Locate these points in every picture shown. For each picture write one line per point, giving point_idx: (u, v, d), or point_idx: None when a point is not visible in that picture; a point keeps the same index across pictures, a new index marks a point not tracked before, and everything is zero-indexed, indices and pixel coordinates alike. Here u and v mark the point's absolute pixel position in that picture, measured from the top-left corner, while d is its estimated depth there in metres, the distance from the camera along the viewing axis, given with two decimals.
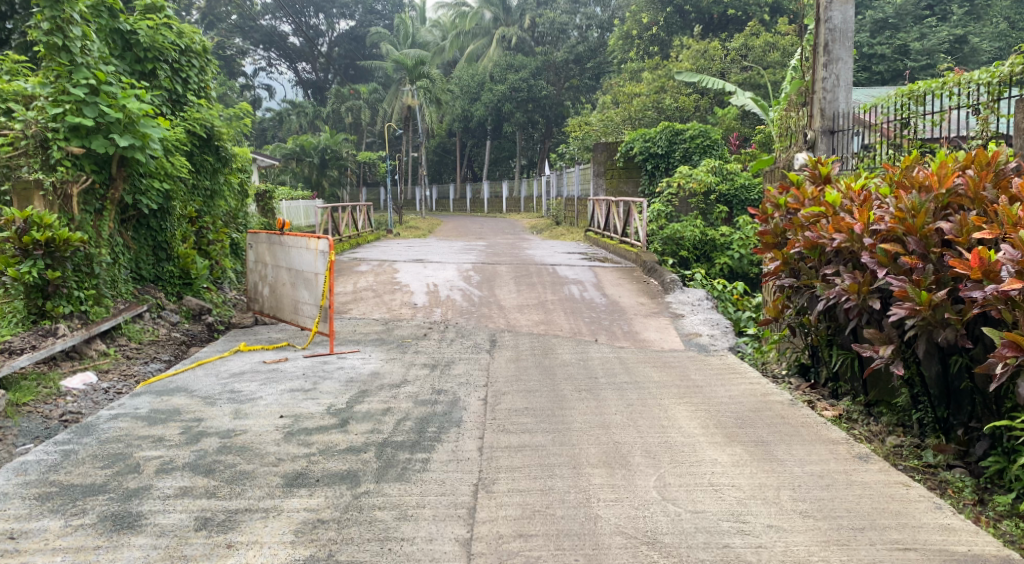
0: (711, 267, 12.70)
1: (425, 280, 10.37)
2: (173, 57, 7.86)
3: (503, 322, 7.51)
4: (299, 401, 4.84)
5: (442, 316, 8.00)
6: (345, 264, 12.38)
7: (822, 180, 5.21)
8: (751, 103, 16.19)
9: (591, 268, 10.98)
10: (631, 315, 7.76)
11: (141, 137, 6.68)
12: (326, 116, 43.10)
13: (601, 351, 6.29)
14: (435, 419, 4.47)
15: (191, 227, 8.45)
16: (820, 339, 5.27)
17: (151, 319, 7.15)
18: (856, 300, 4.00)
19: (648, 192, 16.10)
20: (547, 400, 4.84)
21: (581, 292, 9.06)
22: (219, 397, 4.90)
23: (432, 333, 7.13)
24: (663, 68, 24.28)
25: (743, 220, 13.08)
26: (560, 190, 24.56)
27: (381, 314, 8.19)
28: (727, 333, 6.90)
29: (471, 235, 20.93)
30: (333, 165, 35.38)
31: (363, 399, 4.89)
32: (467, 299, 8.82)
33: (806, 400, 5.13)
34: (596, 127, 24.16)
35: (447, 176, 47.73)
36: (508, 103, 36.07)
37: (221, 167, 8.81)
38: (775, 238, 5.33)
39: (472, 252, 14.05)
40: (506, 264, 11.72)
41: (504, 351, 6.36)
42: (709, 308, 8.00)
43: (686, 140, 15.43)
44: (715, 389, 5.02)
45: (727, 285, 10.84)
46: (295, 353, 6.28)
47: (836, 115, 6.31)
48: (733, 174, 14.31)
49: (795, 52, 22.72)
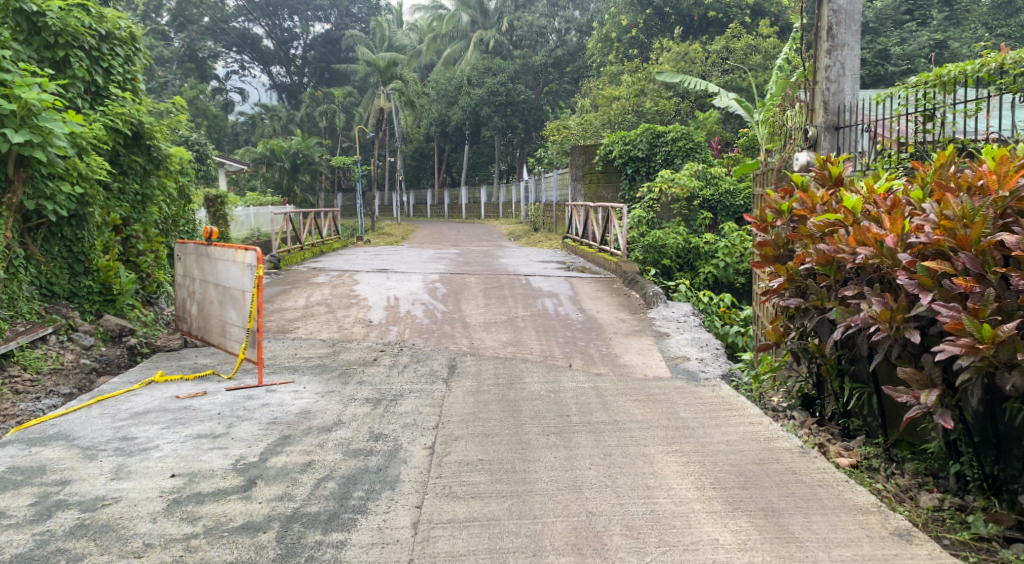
0: (694, 277, 11.98)
1: (386, 293, 9.51)
2: (92, 42, 6.90)
3: (466, 344, 6.65)
4: (201, 452, 3.92)
5: (397, 336, 7.11)
6: (302, 275, 11.45)
7: (832, 182, 4.42)
8: (735, 105, 15.44)
9: (567, 278, 10.17)
10: (610, 335, 6.92)
11: (42, 132, 5.76)
12: (300, 119, 42.00)
13: (575, 381, 5.42)
14: (364, 478, 3.61)
15: (115, 235, 7.54)
16: (830, 368, 4.56)
17: (57, 343, 6.15)
18: (888, 331, 3.20)
19: (628, 198, 15.33)
20: (507, 449, 3.99)
21: (556, 307, 8.23)
22: (104, 447, 3.96)
23: (383, 358, 6.24)
24: (642, 71, 23.59)
25: (728, 228, 12.35)
26: (538, 195, 23.77)
27: (329, 335, 7.28)
28: (717, 356, 6.09)
29: (446, 242, 20.03)
30: (305, 169, 34.38)
31: (282, 449, 4.02)
32: (429, 315, 7.95)
33: (815, 445, 4.35)
34: (575, 130, 23.39)
35: (426, 181, 46.72)
36: (486, 107, 35.25)
37: (154, 168, 7.86)
38: (776, 251, 4.57)
39: (441, 261, 13.16)
40: (476, 274, 10.87)
41: (463, 380, 5.49)
42: (695, 326, 7.21)
43: (668, 143, 14.76)
44: (709, 432, 4.19)
45: (714, 297, 10.15)
46: (216, 386, 5.35)
47: (842, 108, 5.61)
48: (717, 178, 13.57)
49: (777, 55, 22.17)
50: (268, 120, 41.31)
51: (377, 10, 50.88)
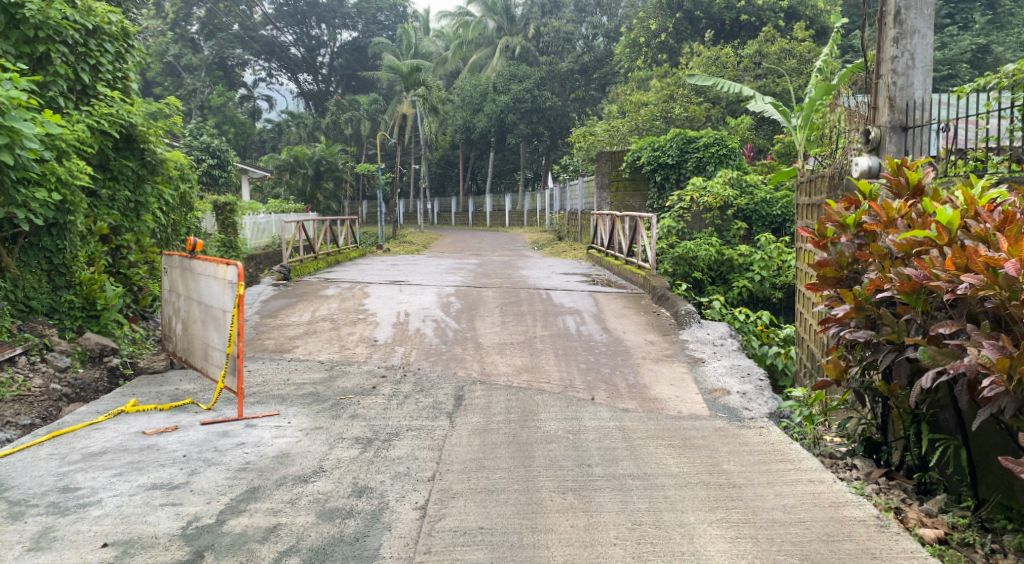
0: (726, 291, 11.18)
1: (396, 307, 8.87)
2: (77, 36, 6.40)
3: (477, 369, 5.98)
4: (149, 511, 3.28)
5: (402, 358, 6.45)
6: (312, 287, 10.87)
7: (911, 192, 3.68)
8: (771, 109, 14.57)
9: (591, 293, 9.45)
10: (638, 361, 6.19)
11: (12, 134, 5.19)
12: (326, 127, 41.79)
13: (598, 419, 4.69)
14: (336, 552, 2.95)
15: (103, 246, 7.05)
16: (903, 412, 3.83)
17: (28, 365, 5.57)
18: (1006, 385, 2.49)
19: (656, 206, 14.58)
20: (515, 514, 3.30)
21: (578, 326, 7.52)
22: (37, 502, 3.34)
23: (383, 386, 5.57)
24: (672, 76, 22.80)
25: (765, 239, 11.54)
26: (563, 204, 23.02)
27: (329, 356, 6.65)
28: (762, 390, 5.31)
29: (468, 252, 19.37)
30: (329, 176, 34.06)
31: (247, 506, 3.36)
32: (439, 334, 7.30)
33: (889, 509, 3.57)
34: (601, 136, 22.63)
35: (450, 189, 46.28)
36: (511, 114, 34.66)
37: (147, 174, 7.35)
38: (839, 272, 3.88)
39: (459, 273, 12.50)
40: (494, 287, 10.20)
41: (470, 416, 4.81)
42: (734, 351, 6.44)
43: (699, 149, 13.96)
44: (760, 493, 3.48)
45: (751, 315, 9.42)
46: (191, 419, 4.73)
47: (910, 105, 4.90)
48: (753, 186, 12.87)
49: (813, 59, 21.24)
50: (295, 128, 41.14)
51: (404, 18, 50.65)
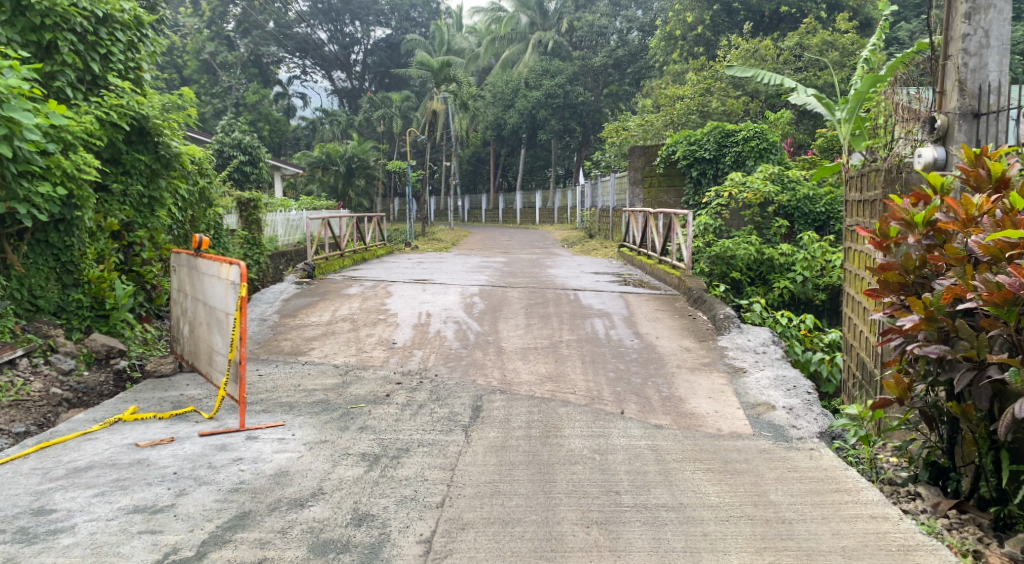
0: (766, 292, 10.63)
1: (418, 308, 8.53)
2: (86, 24, 6.19)
3: (498, 376, 5.60)
4: (124, 540, 2.95)
5: (420, 363, 6.09)
6: (335, 285, 10.61)
7: (993, 186, 3.20)
8: (813, 101, 13.88)
9: (622, 295, 8.99)
10: (673, 369, 5.74)
11: (10, 125, 4.94)
12: (359, 124, 41.81)
13: (628, 437, 4.27)
14: None
15: (114, 242, 6.82)
16: (978, 438, 3.36)
17: (29, 368, 5.34)
18: None
19: (692, 203, 14.02)
20: (531, 553, 2.89)
21: (608, 329, 7.09)
22: (5, 528, 3.04)
23: (397, 394, 5.21)
24: (709, 69, 22.13)
25: (807, 238, 10.95)
26: (594, 201, 22.53)
27: (344, 359, 6.32)
28: (810, 404, 4.82)
29: (498, 249, 19.00)
30: (360, 173, 33.94)
31: (233, 536, 3.01)
32: (461, 337, 6.93)
33: (968, 554, 3.07)
34: (635, 132, 22.04)
35: (482, 186, 45.96)
36: (544, 110, 34.17)
37: (162, 168, 7.12)
38: (904, 277, 3.45)
39: (486, 271, 12.12)
40: (521, 287, 9.80)
41: (488, 429, 4.42)
42: (777, 360, 5.97)
43: (738, 143, 13.40)
44: (815, 532, 3.03)
45: (793, 318, 8.89)
46: (189, 430, 4.42)
47: (984, 90, 4.43)
48: (795, 182, 12.27)
49: (857, 51, 20.39)
50: (328, 125, 41.16)
51: (436, 14, 50.47)
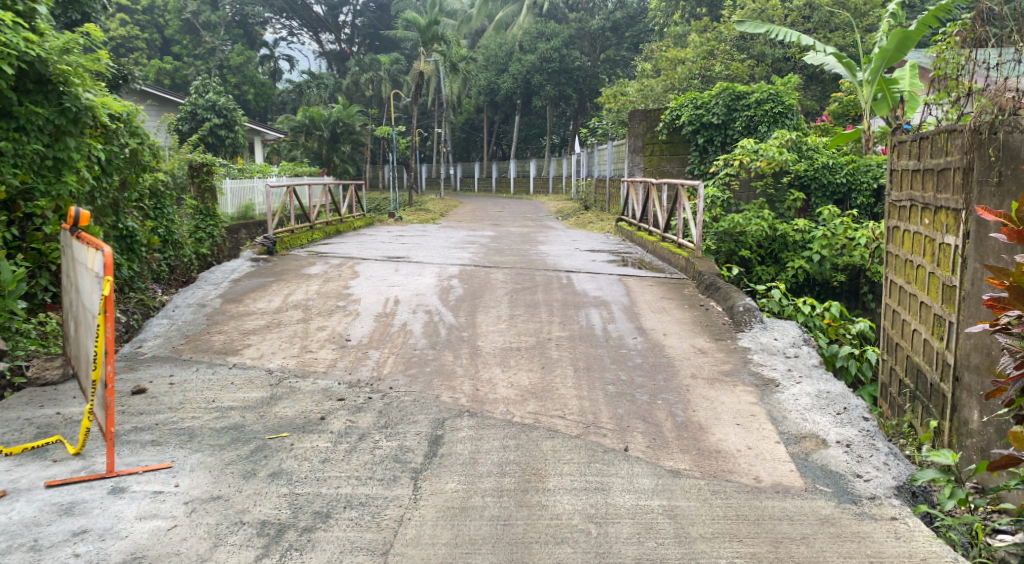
0: (778, 273, 9.52)
1: (386, 292, 7.33)
2: None
3: (469, 390, 4.42)
4: None
5: (374, 369, 4.90)
6: (297, 263, 9.37)
7: None
8: (833, 61, 12.25)
9: (622, 278, 7.80)
10: (688, 381, 4.57)
11: None
12: (346, 88, 40.01)
13: (634, 493, 3.10)
14: None
15: (3, 214, 5.50)
16: None
17: None
18: None
19: (698, 172, 12.80)
20: None
21: (605, 323, 5.90)
22: None
23: (335, 417, 4.02)
24: (713, 30, 20.70)
25: (828, 212, 9.70)
26: (591, 169, 21.20)
27: (281, 362, 5.12)
28: (872, 440, 3.65)
29: (487, 222, 17.73)
30: (346, 139, 32.25)
31: None
32: (430, 332, 5.75)
33: None
34: (633, 97, 20.69)
35: (475, 154, 44.46)
36: (539, 75, 32.64)
37: (69, 124, 5.86)
38: None
39: (470, 248, 10.90)
40: (506, 267, 8.61)
41: (446, 479, 3.24)
42: (815, 368, 4.80)
43: (749, 106, 12.13)
44: None
45: (816, 305, 7.70)
46: (36, 475, 3.23)
47: None
48: (813, 150, 11.00)
49: (870, 11, 18.99)
50: (314, 88, 39.31)
51: None
